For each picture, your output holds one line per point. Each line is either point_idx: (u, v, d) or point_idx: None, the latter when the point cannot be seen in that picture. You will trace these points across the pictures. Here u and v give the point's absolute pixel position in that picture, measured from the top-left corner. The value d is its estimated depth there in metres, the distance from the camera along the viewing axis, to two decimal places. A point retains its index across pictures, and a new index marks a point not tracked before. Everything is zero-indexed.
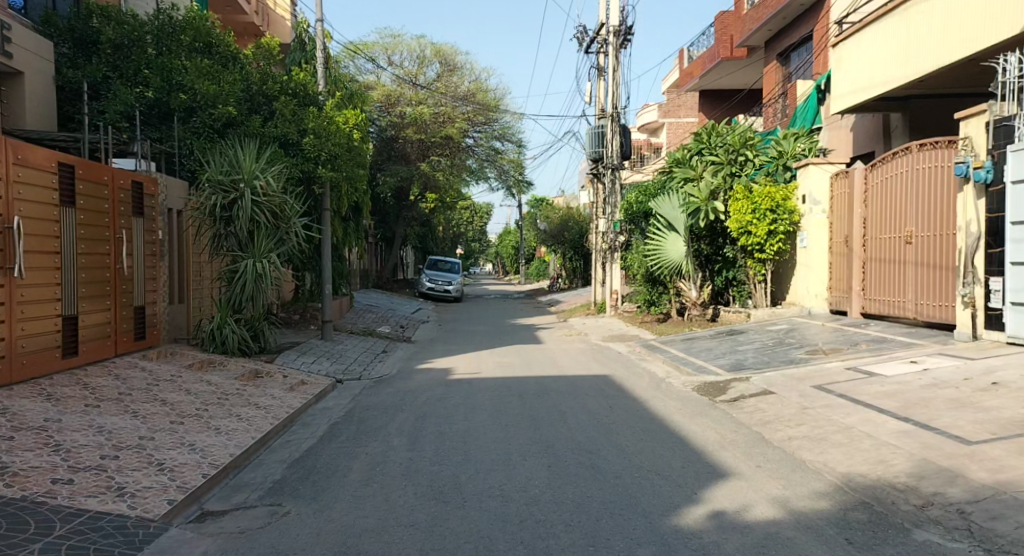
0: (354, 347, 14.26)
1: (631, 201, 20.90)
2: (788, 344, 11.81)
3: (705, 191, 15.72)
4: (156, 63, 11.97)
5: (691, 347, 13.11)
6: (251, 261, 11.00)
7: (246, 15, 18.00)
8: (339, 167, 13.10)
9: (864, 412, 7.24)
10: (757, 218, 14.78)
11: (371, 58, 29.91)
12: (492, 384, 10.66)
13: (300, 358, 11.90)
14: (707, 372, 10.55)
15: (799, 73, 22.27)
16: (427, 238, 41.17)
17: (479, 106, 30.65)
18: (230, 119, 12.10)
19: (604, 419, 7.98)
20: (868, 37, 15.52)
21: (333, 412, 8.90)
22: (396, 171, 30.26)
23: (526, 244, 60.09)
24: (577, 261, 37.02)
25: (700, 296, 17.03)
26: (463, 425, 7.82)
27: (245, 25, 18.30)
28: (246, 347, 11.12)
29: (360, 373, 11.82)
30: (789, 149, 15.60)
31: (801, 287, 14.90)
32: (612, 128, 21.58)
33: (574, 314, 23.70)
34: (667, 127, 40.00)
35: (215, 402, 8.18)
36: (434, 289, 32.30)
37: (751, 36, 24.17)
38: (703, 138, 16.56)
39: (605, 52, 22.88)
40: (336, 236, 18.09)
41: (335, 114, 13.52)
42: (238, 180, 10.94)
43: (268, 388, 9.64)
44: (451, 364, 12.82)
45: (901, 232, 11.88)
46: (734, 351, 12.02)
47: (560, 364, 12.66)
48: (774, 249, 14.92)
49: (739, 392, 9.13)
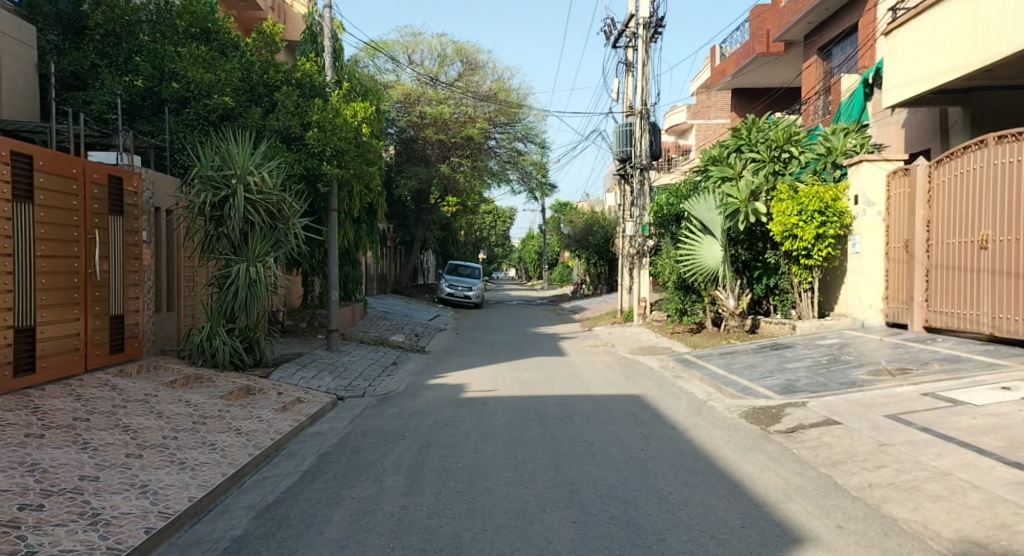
0: (362, 359, 13.17)
1: (662, 203, 19.57)
2: (845, 362, 10.46)
3: (745, 191, 14.38)
4: (147, 49, 11.02)
5: (732, 363, 11.81)
6: (244, 266, 9.95)
7: (261, 11, 16.97)
8: (347, 163, 11.99)
9: (960, 453, 5.94)
10: (803, 221, 13.43)
11: (391, 56, 28.94)
12: (510, 405, 9.47)
13: (299, 372, 10.82)
14: (754, 394, 9.27)
15: (842, 68, 20.87)
16: (449, 242, 40.19)
17: (502, 106, 29.53)
18: (226, 111, 11.06)
19: (639, 455, 6.76)
20: (925, 23, 14.13)
21: (326, 438, 7.78)
22: (416, 172, 29.30)
23: (550, 249, 58.85)
24: (602, 267, 35.72)
25: (740, 305, 15.55)
26: (472, 460, 6.65)
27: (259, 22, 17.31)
28: (238, 360, 10.06)
29: (364, 390, 10.70)
30: (838, 145, 14.14)
31: (853, 298, 13.55)
32: (641, 126, 20.33)
33: (600, 323, 22.45)
34: (696, 128, 38.66)
35: (188, 429, 7.10)
36: (454, 295, 31.22)
37: (790, 30, 22.76)
38: (743, 133, 15.24)
39: (634, 45, 21.65)
40: (347, 239, 17.06)
41: (342, 107, 12.27)
42: (229, 176, 9.83)
43: (257, 409, 8.55)
44: (466, 380, 11.67)
45: (975, 236, 10.51)
46: (782, 368, 10.70)
47: (586, 380, 11.45)
48: (822, 255, 13.56)
49: (795, 421, 7.85)
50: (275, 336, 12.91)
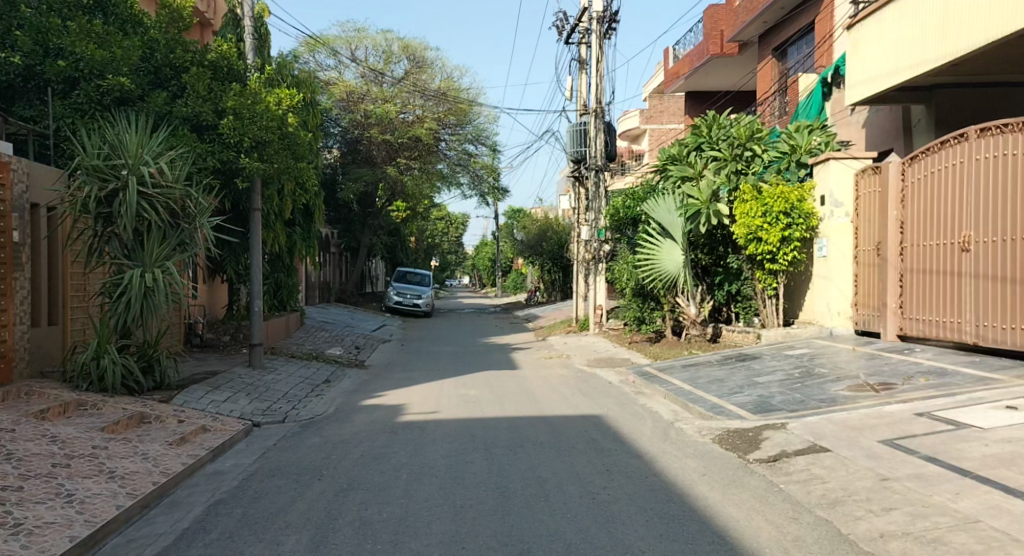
0: (289, 376, 11.79)
1: (618, 205, 18.55)
2: (821, 375, 9.54)
3: (706, 192, 13.44)
4: (29, 21, 9.50)
5: (696, 376, 10.82)
6: (139, 272, 8.53)
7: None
8: (269, 156, 10.69)
9: (982, 492, 4.99)
10: (768, 222, 12.56)
11: (333, 53, 27.47)
12: (451, 430, 8.26)
13: (209, 395, 9.40)
14: (726, 414, 8.23)
15: (799, 67, 20.32)
16: (397, 249, 38.70)
17: (451, 107, 28.31)
18: (123, 93, 9.60)
19: (601, 497, 5.61)
20: (889, 17, 13.48)
21: (225, 479, 6.44)
22: (360, 175, 27.88)
23: (503, 255, 57.78)
24: (556, 273, 34.81)
25: (700, 313, 14.68)
26: (400, 507, 5.42)
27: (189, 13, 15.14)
28: (131, 383, 8.64)
29: (285, 414, 9.35)
30: (803, 143, 13.27)
31: (819, 303, 12.75)
32: (595, 125, 19.35)
33: (554, 331, 21.37)
34: (649, 133, 38.13)
35: (43, 474, 5.67)
36: (402, 303, 29.82)
37: (744, 30, 22.18)
38: (702, 130, 14.21)
39: (587, 42, 20.72)
40: (278, 243, 15.62)
41: (265, 93, 10.94)
42: (119, 166, 8.38)
43: (146, 443, 7.15)
44: (405, 399, 10.42)
45: (954, 238, 9.75)
46: (753, 382, 9.73)
47: (538, 397, 10.31)
48: (788, 259, 12.75)
49: (778, 448, 6.82)
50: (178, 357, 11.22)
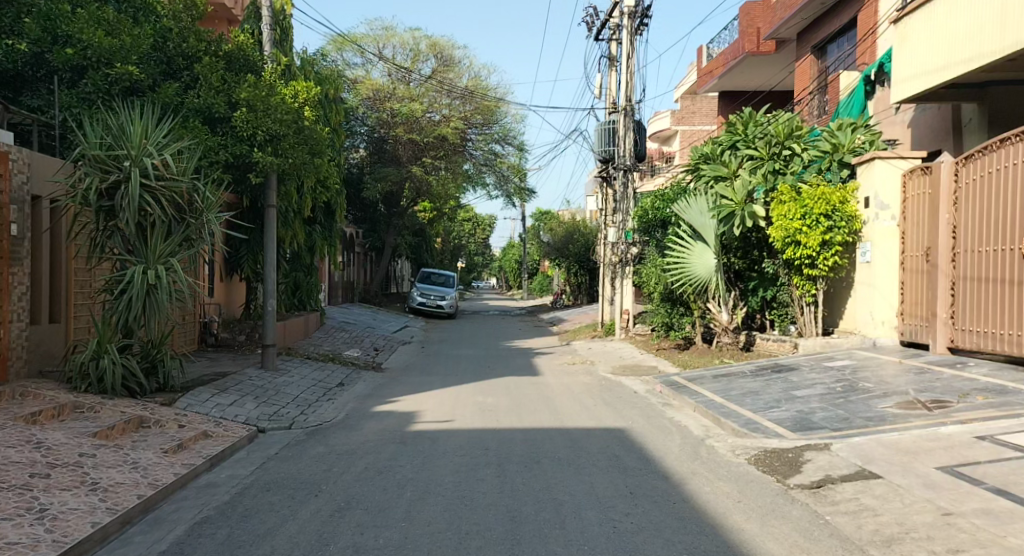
0: (302, 379, 11.37)
1: (647, 206, 17.84)
2: (866, 390, 8.83)
3: (741, 192, 12.77)
4: (37, 7, 9.18)
5: (728, 388, 10.17)
6: (141, 269, 8.14)
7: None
8: (283, 151, 10.34)
9: None
10: (808, 225, 11.86)
11: (360, 51, 27.16)
12: (464, 441, 7.73)
13: (214, 398, 8.98)
14: (762, 431, 7.58)
15: (839, 65, 19.49)
16: (423, 250, 38.33)
17: (478, 106, 27.88)
18: (132, 83, 9.25)
19: (624, 526, 5.02)
20: (940, 8, 12.71)
21: (218, 492, 5.97)
22: (385, 175, 27.56)
23: (530, 257, 57.26)
24: (582, 276, 34.11)
25: (733, 320, 13.98)
26: (397, 533, 4.89)
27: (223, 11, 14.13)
28: (132, 385, 8.27)
29: (292, 420, 8.89)
30: (845, 142, 12.48)
31: (862, 313, 11.98)
32: (624, 124, 18.73)
33: (579, 336, 20.77)
34: (680, 134, 37.35)
35: (18, 486, 5.24)
36: (425, 305, 29.43)
37: (781, 27, 21.39)
38: (738, 128, 13.53)
39: (618, 38, 20.10)
40: (297, 241, 15.27)
41: (280, 86, 10.55)
42: (122, 157, 8.00)
43: (139, 450, 6.73)
44: (419, 405, 9.91)
45: (1013, 244, 8.97)
46: (791, 396, 9.05)
47: (559, 406, 9.73)
48: (828, 265, 12.01)
49: (821, 472, 6.17)
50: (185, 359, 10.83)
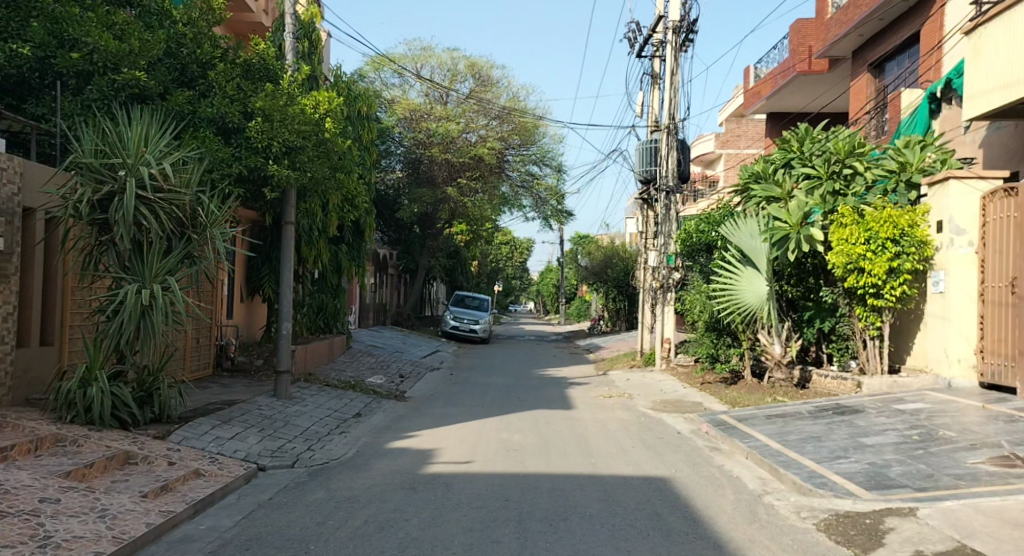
0: (316, 409, 10.60)
1: (691, 230, 16.80)
2: (950, 440, 7.63)
3: (796, 214, 11.69)
4: (46, 10, 8.67)
5: (785, 431, 9.04)
6: (135, 288, 7.47)
7: (255, 15, 13.46)
8: (301, 164, 9.73)
9: None
10: (872, 251, 10.75)
11: (398, 70, 26.73)
12: (482, 490, 6.78)
13: (214, 431, 8.22)
14: (829, 488, 6.49)
15: (900, 83, 18.29)
16: (458, 273, 37.64)
17: (516, 126, 27.13)
18: (140, 89, 8.67)
19: None
20: (1021, 15, 11.54)
21: (190, 549, 5.14)
22: (420, 195, 26.96)
23: (568, 282, 56.21)
24: (621, 302, 32.99)
25: (787, 353, 12.83)
26: None
27: (255, 28, 13.83)
28: (124, 416, 7.59)
29: (297, 456, 8.07)
30: (914, 159, 11.38)
31: (934, 348, 10.76)
32: (667, 143, 17.79)
33: (617, 365, 19.68)
34: (724, 158, 36.16)
35: None
36: (458, 329, 28.60)
37: (835, 44, 20.26)
38: (793, 144, 12.50)
39: (661, 54, 19.23)
40: (322, 261, 14.59)
41: (299, 95, 9.92)
42: (118, 166, 7.37)
43: (114, 494, 5.97)
44: (439, 442, 9.00)
45: None
46: (860, 445, 7.90)
47: (593, 447, 8.72)
48: (896, 295, 10.84)
49: (910, 547, 5.06)
50: (190, 386, 10.11)
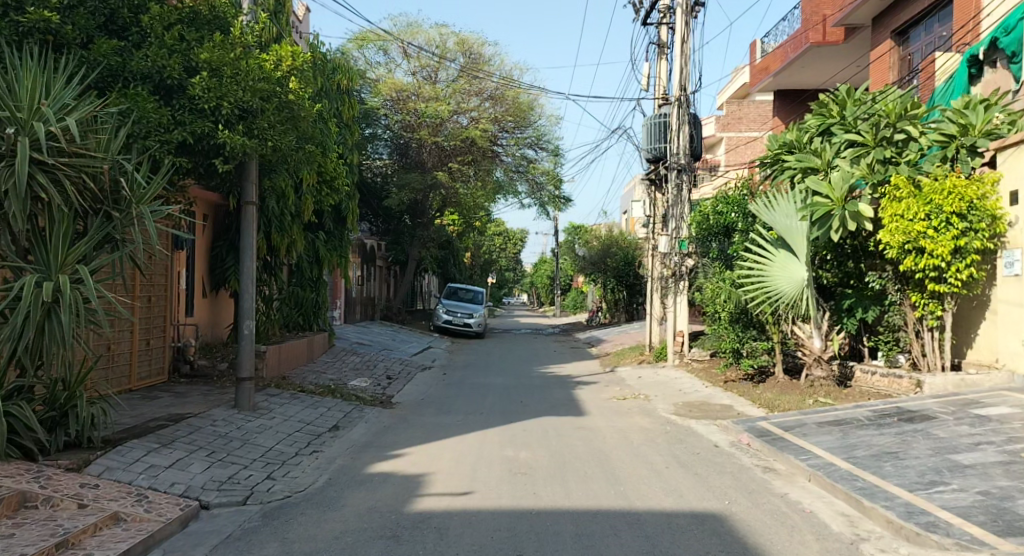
0: (283, 422, 8.95)
1: (706, 211, 15.40)
2: None
3: (840, 186, 10.08)
4: None
5: (850, 445, 7.46)
6: (33, 279, 5.83)
7: None
8: (260, 131, 8.09)
9: None
10: (935, 228, 9.16)
11: (382, 47, 24.91)
12: (487, 537, 5.16)
13: (147, 458, 6.59)
14: (945, 530, 4.92)
15: (930, 49, 16.68)
16: (450, 264, 35.96)
17: (509, 107, 25.39)
18: (53, 35, 7.05)
19: None
20: None
21: None
22: (409, 181, 25.24)
23: (564, 272, 54.53)
24: (620, 292, 31.35)
25: (827, 347, 11.15)
26: None
27: None
28: (27, 443, 5.99)
29: (249, 490, 6.41)
30: (977, 121, 9.64)
31: (1007, 340, 9.24)
32: (679, 117, 16.15)
33: (623, 360, 18.08)
34: (726, 141, 34.55)
35: None
36: (451, 323, 26.96)
37: (856, 10, 18.64)
38: (832, 110, 10.90)
39: (669, 21, 17.56)
40: (296, 249, 12.87)
41: (256, 48, 8.21)
42: (5, 122, 5.70)
43: None
44: (429, 464, 7.38)
45: None
46: (957, 465, 6.32)
47: (618, 468, 7.13)
48: (963, 278, 9.23)
49: None
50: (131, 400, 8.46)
